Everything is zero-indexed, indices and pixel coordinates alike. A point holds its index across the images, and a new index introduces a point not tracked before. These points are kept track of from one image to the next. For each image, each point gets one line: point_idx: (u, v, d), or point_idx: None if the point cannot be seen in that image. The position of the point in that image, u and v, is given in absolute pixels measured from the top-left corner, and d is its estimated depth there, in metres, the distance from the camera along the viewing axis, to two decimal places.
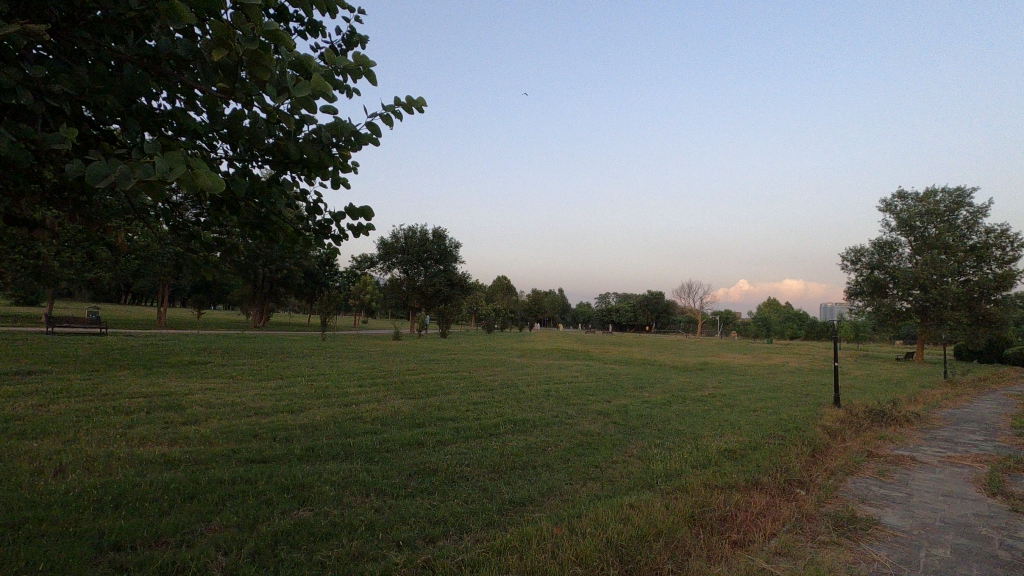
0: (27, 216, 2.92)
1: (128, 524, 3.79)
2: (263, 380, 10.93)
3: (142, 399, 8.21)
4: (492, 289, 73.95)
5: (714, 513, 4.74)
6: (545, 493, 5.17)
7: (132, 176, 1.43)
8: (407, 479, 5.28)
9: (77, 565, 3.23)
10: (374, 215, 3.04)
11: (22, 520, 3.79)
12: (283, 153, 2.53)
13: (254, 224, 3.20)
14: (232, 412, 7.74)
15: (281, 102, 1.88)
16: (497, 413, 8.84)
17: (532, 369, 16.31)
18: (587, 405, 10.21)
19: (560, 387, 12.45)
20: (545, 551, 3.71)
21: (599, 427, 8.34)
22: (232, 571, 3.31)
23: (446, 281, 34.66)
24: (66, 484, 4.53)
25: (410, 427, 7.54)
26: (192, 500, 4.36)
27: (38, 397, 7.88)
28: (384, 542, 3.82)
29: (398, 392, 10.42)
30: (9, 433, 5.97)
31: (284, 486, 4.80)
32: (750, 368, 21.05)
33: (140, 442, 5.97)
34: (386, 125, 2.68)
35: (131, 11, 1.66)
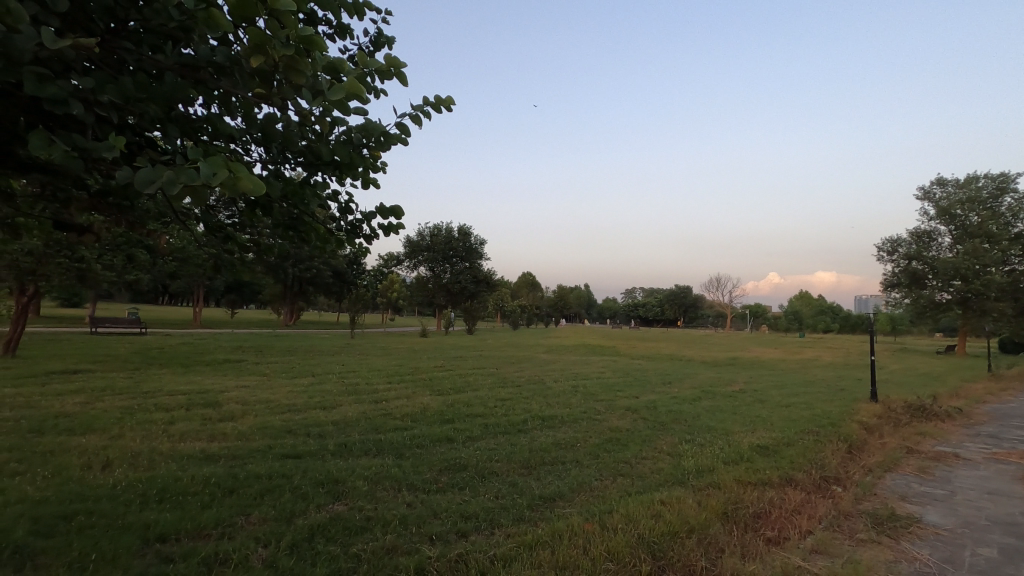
0: (74, 222, 3.04)
1: (172, 517, 3.93)
2: (295, 377, 11.18)
3: (182, 397, 8.50)
4: (517, 286, 74.04)
5: (748, 510, 4.67)
6: (575, 489, 5.17)
7: (178, 181, 1.47)
8: (437, 475, 5.35)
9: (125, 555, 3.36)
10: (404, 214, 3.07)
11: (73, 513, 3.96)
12: (314, 155, 2.57)
13: (287, 225, 3.26)
14: (267, 409, 7.95)
15: (315, 105, 1.91)
16: (524, 409, 8.88)
17: (558, 366, 16.29)
18: (615, 401, 10.16)
19: (587, 383, 12.43)
20: (577, 546, 3.72)
21: (628, 423, 8.30)
22: (272, 563, 3.40)
23: (472, 278, 34.83)
24: (114, 478, 4.72)
25: (439, 423, 7.63)
26: (231, 494, 4.50)
27: (85, 394, 8.22)
28: (417, 536, 3.88)
29: (427, 388, 10.54)
30: (60, 429, 6.26)
31: (319, 481, 4.91)
32: (781, 363, 20.62)
33: (181, 438, 6.19)
34: (416, 124, 2.70)
35: (172, 21, 1.70)
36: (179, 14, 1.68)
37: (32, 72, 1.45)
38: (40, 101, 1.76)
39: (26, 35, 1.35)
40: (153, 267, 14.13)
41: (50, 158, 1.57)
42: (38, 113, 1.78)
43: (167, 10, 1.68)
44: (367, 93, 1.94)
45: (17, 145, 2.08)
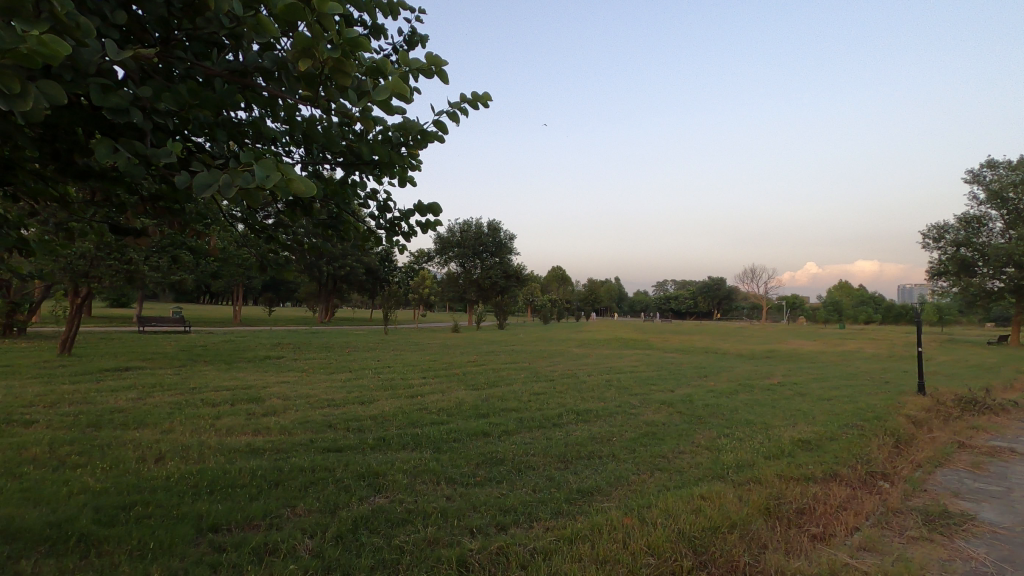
0: (129, 226, 3.16)
1: (223, 508, 4.09)
2: (333, 372, 11.44)
3: (227, 392, 8.81)
4: (547, 280, 74.16)
5: (791, 505, 4.57)
6: (613, 482, 5.15)
7: (234, 184, 1.53)
8: (475, 468, 5.40)
9: (181, 544, 3.51)
10: (442, 211, 3.09)
11: (131, 503, 4.15)
12: (354, 155, 2.61)
13: (327, 224, 3.32)
14: (308, 404, 8.15)
15: (359, 106, 1.93)
16: (559, 403, 8.87)
17: (591, 359, 16.20)
18: (650, 394, 10.06)
19: (621, 376, 12.34)
20: (617, 540, 3.71)
21: (664, 416, 8.21)
22: (318, 553, 3.50)
23: (502, 273, 34.90)
24: (167, 470, 4.94)
25: (475, 417, 7.69)
26: (278, 486, 4.64)
27: (137, 390, 8.60)
28: (458, 528, 3.93)
29: (461, 383, 10.63)
30: (116, 423, 6.57)
31: (361, 474, 5.02)
32: (822, 355, 20.03)
33: (228, 432, 6.42)
34: (454, 122, 2.70)
35: (222, 29, 1.75)
36: (228, 22, 1.72)
37: (97, 84, 1.52)
38: (101, 111, 1.84)
39: (93, 49, 1.41)
40: (197, 266, 14.64)
41: (115, 165, 1.65)
42: (99, 122, 1.86)
43: (218, 17, 1.73)
44: (409, 93, 1.96)
45: (78, 153, 2.18)
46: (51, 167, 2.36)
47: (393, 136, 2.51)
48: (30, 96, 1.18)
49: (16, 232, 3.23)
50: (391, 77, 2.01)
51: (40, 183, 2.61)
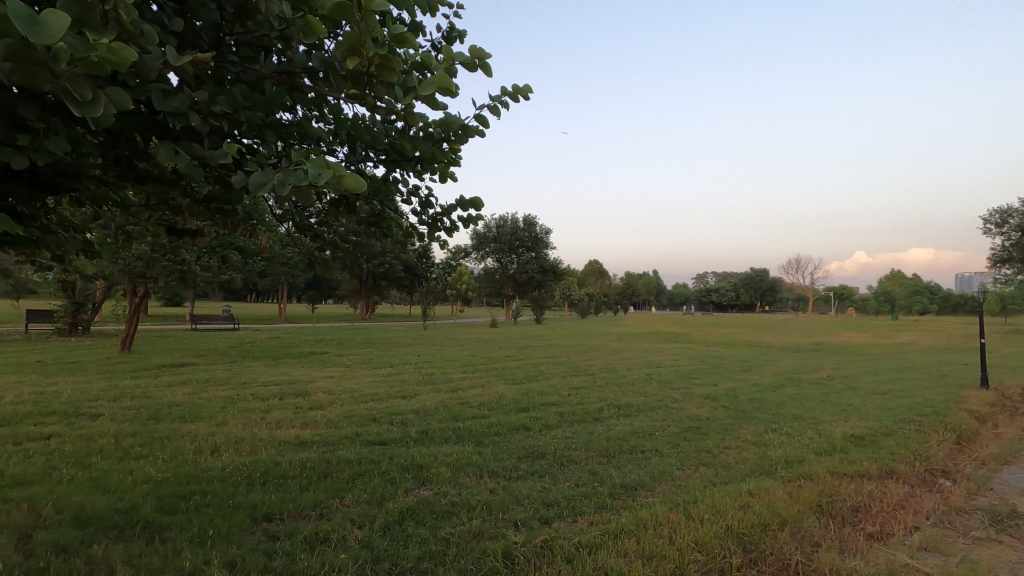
0: (185, 228, 3.29)
1: (276, 498, 4.23)
2: (375, 368, 11.68)
3: (275, 387, 9.10)
4: (585, 274, 73.99)
5: (845, 503, 4.41)
6: (657, 477, 5.09)
7: (287, 183, 1.57)
8: (517, 462, 5.42)
9: (238, 532, 3.66)
10: (483, 205, 3.10)
11: (191, 493, 4.34)
12: (398, 152, 2.64)
13: (370, 222, 3.37)
14: (352, 398, 8.35)
15: (405, 102, 1.95)
16: (599, 397, 8.81)
17: (630, 353, 16.03)
18: (692, 389, 9.87)
19: (662, 370, 12.17)
20: (662, 536, 3.67)
21: (707, 411, 8.05)
22: (367, 544, 3.58)
23: (538, 268, 34.82)
24: (222, 461, 5.14)
25: (515, 411, 7.72)
26: (327, 478, 4.78)
27: (193, 385, 9.00)
28: (502, 521, 3.96)
29: (500, 378, 10.68)
30: (174, 416, 6.89)
31: (405, 467, 5.12)
32: (874, 348, 19.21)
33: (277, 425, 6.65)
34: (495, 116, 2.69)
35: (272, 31, 1.79)
36: (279, 24, 1.77)
37: (159, 90, 1.58)
38: (160, 116, 1.92)
39: (154, 55, 1.46)
40: (245, 266, 15.18)
41: (175, 166, 1.71)
42: (159, 127, 1.93)
43: (269, 20, 1.77)
44: (455, 87, 1.96)
45: (139, 158, 2.28)
46: (113, 171, 2.49)
47: (435, 131, 2.52)
48: (101, 102, 1.23)
49: (81, 235, 3.41)
50: (435, 73, 2.02)
51: (104, 188, 2.74)
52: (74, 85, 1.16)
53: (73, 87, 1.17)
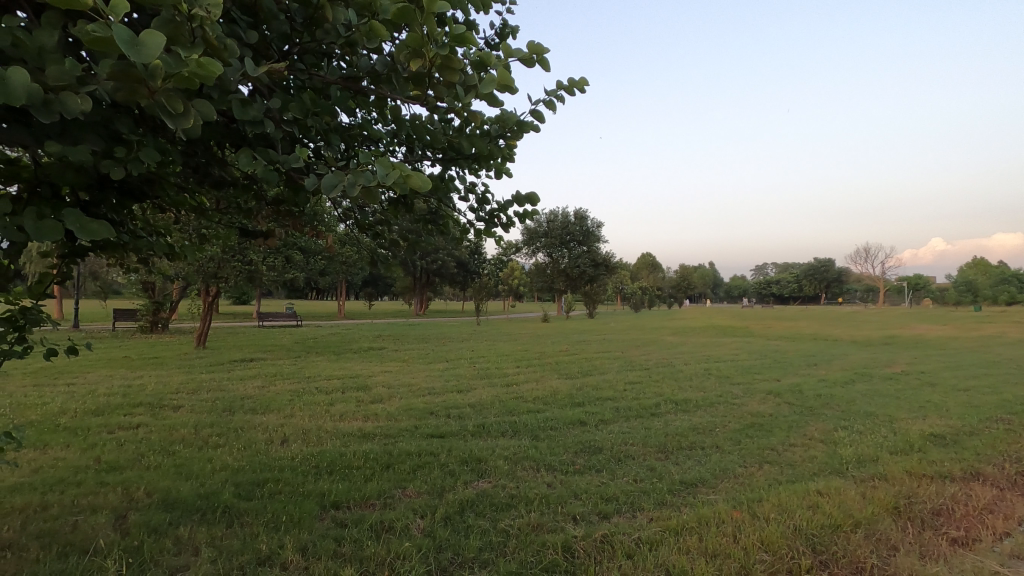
0: (257, 229, 3.47)
1: (343, 487, 4.41)
2: (431, 362, 11.93)
3: (338, 381, 9.48)
4: (637, 267, 72.78)
5: (925, 506, 4.16)
6: (718, 474, 4.96)
7: (357, 184, 1.64)
8: (574, 457, 5.41)
9: (309, 518, 3.84)
10: (539, 200, 3.11)
11: (264, 480, 4.60)
12: (455, 150, 2.67)
13: (427, 219, 3.43)
14: (410, 392, 8.57)
15: (466, 101, 1.98)
16: (655, 392, 8.66)
17: (687, 347, 15.64)
18: (753, 384, 9.53)
19: (720, 365, 11.84)
20: (726, 534, 3.58)
21: (770, 406, 7.77)
22: (429, 533, 3.68)
23: (590, 262, 34.49)
24: (292, 451, 5.40)
25: (570, 406, 7.71)
26: (389, 469, 4.94)
27: (262, 379, 9.48)
28: (560, 515, 3.97)
29: (555, 372, 10.69)
30: (246, 408, 7.30)
31: (464, 459, 5.22)
32: (954, 341, 17.94)
33: (341, 417, 6.92)
34: (551, 111, 2.63)
35: (338, 38, 1.86)
36: (346, 31, 1.82)
37: (238, 99, 1.68)
38: (236, 124, 2.02)
39: (234, 68, 1.55)
40: (307, 265, 15.84)
41: (253, 171, 1.82)
42: (236, 134, 2.04)
43: (336, 28, 1.83)
44: (514, 82, 1.97)
45: (216, 164, 2.42)
46: (192, 178, 2.64)
47: (492, 129, 2.54)
48: (192, 115, 1.32)
49: (164, 239, 3.65)
50: (493, 70, 2.03)
51: (184, 194, 2.93)
52: (168, 99, 1.26)
53: (167, 102, 1.26)
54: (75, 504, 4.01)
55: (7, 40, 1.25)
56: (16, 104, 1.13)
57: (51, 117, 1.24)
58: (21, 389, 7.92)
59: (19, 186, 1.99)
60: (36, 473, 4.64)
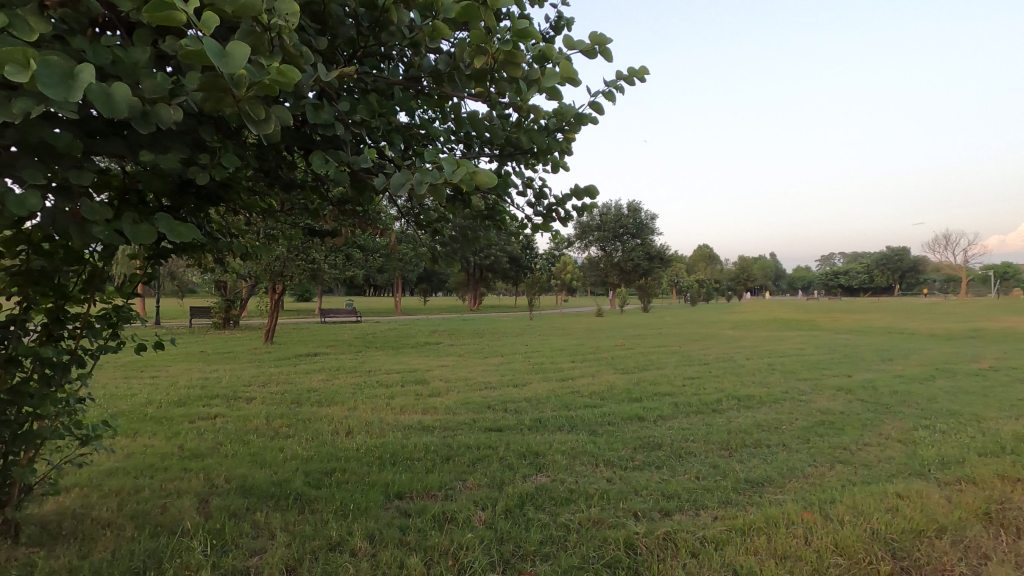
0: (322, 228, 3.59)
1: (405, 478, 4.53)
2: (486, 357, 12.04)
3: (397, 375, 9.72)
4: (694, 259, 71.06)
5: (1021, 512, 3.84)
6: (786, 473, 4.77)
7: (425, 182, 1.67)
8: (633, 452, 5.33)
9: (375, 507, 3.97)
10: (598, 192, 3.07)
11: (332, 469, 4.79)
12: (513, 146, 2.66)
13: (484, 215, 3.45)
14: (466, 385, 8.71)
15: (528, 96, 1.99)
16: (716, 388, 8.40)
17: (749, 341, 15.11)
18: (822, 380, 9.09)
19: (784, 360, 11.36)
20: (797, 536, 3.44)
21: (842, 403, 7.39)
22: (490, 525, 3.73)
23: (644, 255, 33.78)
24: (356, 442, 5.60)
25: (628, 401, 7.60)
26: (449, 461, 5.04)
27: (326, 373, 9.87)
28: (621, 511, 3.93)
29: (610, 367, 10.56)
30: (312, 400, 7.63)
31: (522, 453, 5.25)
32: None
33: (401, 410, 7.12)
34: (610, 103, 2.55)
35: (403, 40, 1.89)
36: (410, 31, 1.85)
37: (311, 104, 1.75)
38: (305, 128, 2.10)
39: (308, 74, 1.61)
40: (366, 262, 16.33)
41: (326, 173, 1.89)
42: (305, 138, 2.12)
43: (401, 29, 1.87)
44: (577, 75, 1.95)
45: (286, 167, 2.53)
46: (263, 181, 2.76)
47: (551, 124, 2.53)
48: (272, 120, 1.38)
49: (237, 240, 3.83)
50: (555, 63, 2.02)
51: (255, 196, 3.07)
52: (251, 106, 1.32)
53: (251, 109, 1.32)
54: (163, 488, 4.32)
55: (107, 58, 1.35)
56: (119, 117, 1.22)
57: (148, 127, 1.33)
58: (113, 380, 8.60)
59: (111, 194, 2.13)
60: (129, 458, 5.04)
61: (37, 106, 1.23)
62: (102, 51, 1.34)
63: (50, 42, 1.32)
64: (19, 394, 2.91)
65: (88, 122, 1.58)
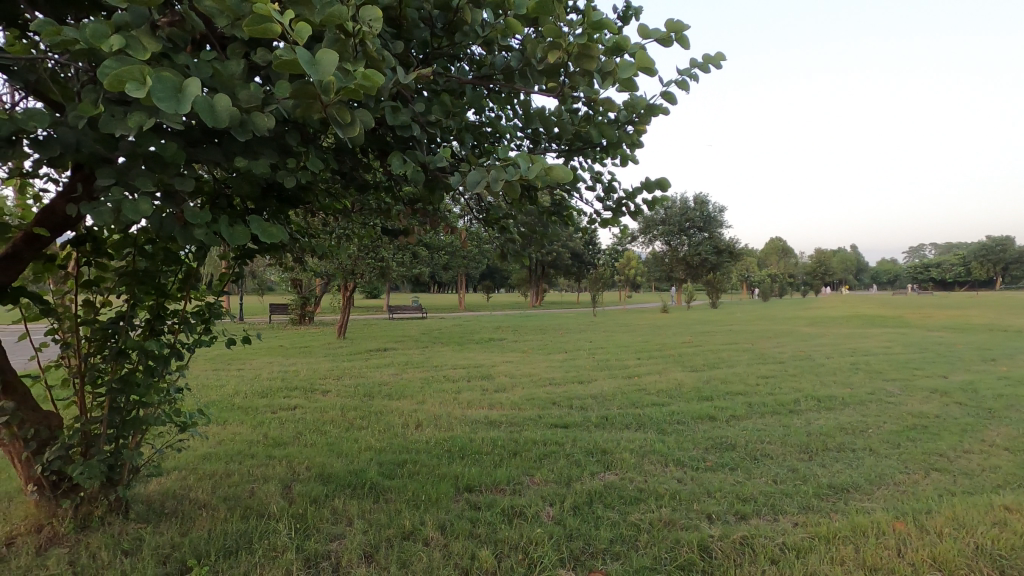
0: (393, 226, 3.70)
1: (475, 471, 4.61)
2: (550, 353, 12.02)
3: (463, 370, 9.89)
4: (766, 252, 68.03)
5: None
6: (874, 480, 4.47)
7: (501, 179, 1.69)
8: (704, 453, 5.17)
9: (446, 499, 4.07)
10: (670, 185, 2.98)
11: (403, 461, 4.95)
12: (582, 140, 2.63)
13: (551, 211, 3.43)
14: (531, 382, 8.74)
15: (602, 89, 1.96)
16: (793, 388, 7.99)
17: (828, 339, 14.25)
18: (913, 381, 8.44)
19: (869, 359, 10.64)
20: (888, 547, 3.22)
21: (937, 407, 6.83)
22: (559, 521, 3.73)
23: (712, 249, 32.59)
24: (425, 435, 5.76)
25: (697, 400, 7.38)
26: (517, 456, 5.08)
27: (395, 367, 10.20)
28: (694, 512, 3.83)
29: (678, 364, 10.28)
30: (383, 393, 7.91)
31: (589, 450, 5.21)
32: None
33: (468, 405, 7.23)
34: (683, 92, 2.47)
35: (477, 39, 1.92)
36: (483, 30, 1.88)
37: (390, 106, 1.80)
38: (381, 130, 2.17)
39: (388, 78, 1.66)
40: (431, 259, 16.73)
41: (403, 174, 1.94)
42: (381, 139, 2.19)
43: (475, 29, 1.90)
44: (653, 64, 1.90)
45: (362, 168, 2.62)
46: (339, 183, 2.87)
47: (620, 117, 2.48)
48: (358, 124, 1.44)
49: (314, 240, 4.00)
50: (630, 54, 1.98)
51: (332, 197, 3.21)
52: (338, 111, 1.38)
53: (338, 114, 1.38)
54: (251, 473, 4.63)
55: (209, 72, 1.45)
56: (222, 126, 1.31)
57: (246, 135, 1.42)
58: (204, 372, 9.29)
59: (203, 199, 2.29)
60: (221, 444, 5.44)
61: (150, 119, 1.34)
62: (204, 65, 1.44)
63: (159, 59, 1.43)
64: (128, 383, 3.18)
65: (190, 132, 1.69)
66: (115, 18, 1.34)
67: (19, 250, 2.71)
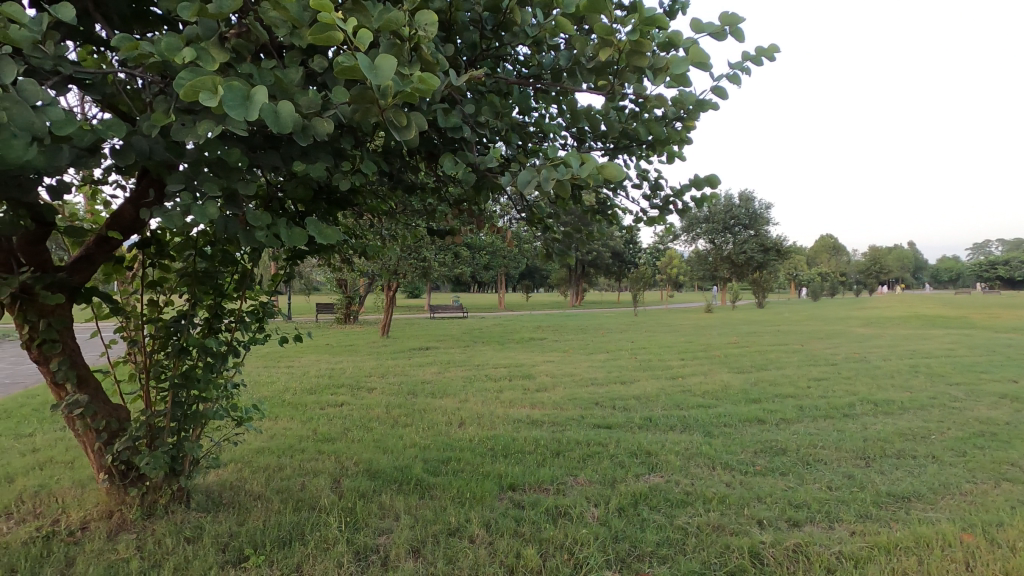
0: (437, 225, 3.74)
1: (518, 470, 4.62)
2: (591, 353, 11.90)
3: (504, 370, 9.92)
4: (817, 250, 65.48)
5: None
6: (938, 489, 4.24)
7: (552, 178, 1.69)
8: (754, 457, 5.02)
9: (491, 497, 4.10)
10: (719, 181, 2.91)
11: (447, 458, 5.01)
12: (629, 137, 2.59)
13: (596, 210, 3.40)
14: (573, 382, 8.68)
15: (652, 85, 1.94)
16: (848, 391, 7.66)
17: (885, 341, 13.57)
18: (981, 385, 7.95)
19: (931, 361, 10.09)
20: (955, 560, 3.06)
21: (1007, 413, 6.41)
22: (604, 522, 3.71)
23: (758, 247, 31.61)
24: (468, 434, 5.81)
25: (746, 402, 7.17)
26: (560, 456, 5.06)
27: (437, 366, 10.32)
28: (743, 517, 3.73)
29: (724, 366, 10.02)
30: (427, 392, 8.01)
31: (633, 452, 5.14)
32: None
33: (510, 404, 7.25)
34: (735, 86, 2.40)
35: (526, 38, 1.93)
36: (532, 30, 1.89)
37: (442, 107, 1.83)
38: (431, 132, 2.20)
39: (440, 81, 1.69)
40: (472, 259, 16.88)
41: (454, 174, 1.97)
42: (430, 141, 2.22)
43: (524, 29, 1.92)
44: (705, 58, 1.86)
45: (409, 170, 2.66)
46: (387, 184, 2.92)
47: (668, 113, 2.44)
48: (413, 126, 1.46)
49: (360, 240, 4.09)
50: (682, 50, 1.95)
51: (379, 198, 3.27)
52: (394, 114, 1.41)
53: (394, 117, 1.41)
54: (302, 467, 4.79)
55: (272, 80, 1.51)
56: (286, 131, 1.36)
57: (307, 140, 1.48)
58: (257, 369, 9.65)
59: (259, 202, 2.39)
60: (273, 438, 5.64)
61: (220, 126, 1.40)
62: (267, 73, 1.50)
63: (226, 68, 1.50)
64: (190, 378, 3.35)
65: (251, 138, 1.77)
66: (186, 32, 1.41)
67: (93, 251, 2.92)
